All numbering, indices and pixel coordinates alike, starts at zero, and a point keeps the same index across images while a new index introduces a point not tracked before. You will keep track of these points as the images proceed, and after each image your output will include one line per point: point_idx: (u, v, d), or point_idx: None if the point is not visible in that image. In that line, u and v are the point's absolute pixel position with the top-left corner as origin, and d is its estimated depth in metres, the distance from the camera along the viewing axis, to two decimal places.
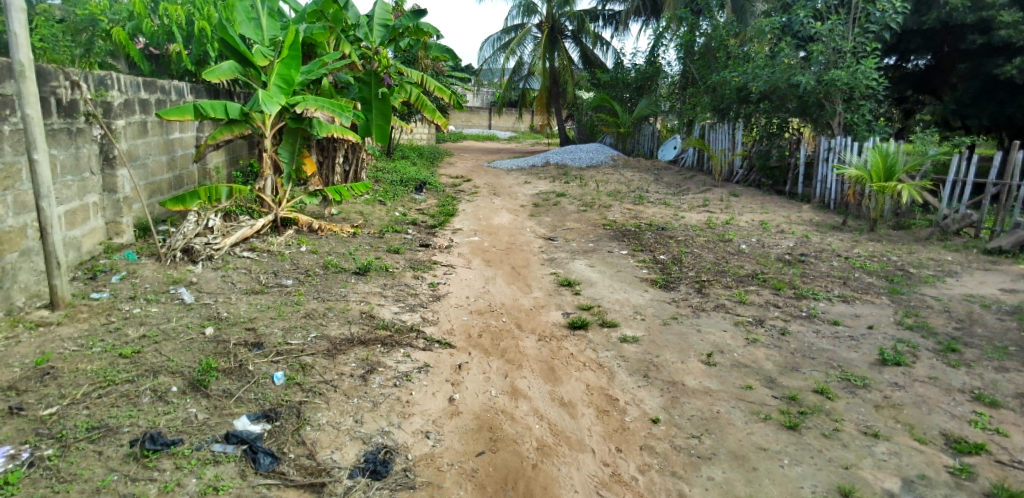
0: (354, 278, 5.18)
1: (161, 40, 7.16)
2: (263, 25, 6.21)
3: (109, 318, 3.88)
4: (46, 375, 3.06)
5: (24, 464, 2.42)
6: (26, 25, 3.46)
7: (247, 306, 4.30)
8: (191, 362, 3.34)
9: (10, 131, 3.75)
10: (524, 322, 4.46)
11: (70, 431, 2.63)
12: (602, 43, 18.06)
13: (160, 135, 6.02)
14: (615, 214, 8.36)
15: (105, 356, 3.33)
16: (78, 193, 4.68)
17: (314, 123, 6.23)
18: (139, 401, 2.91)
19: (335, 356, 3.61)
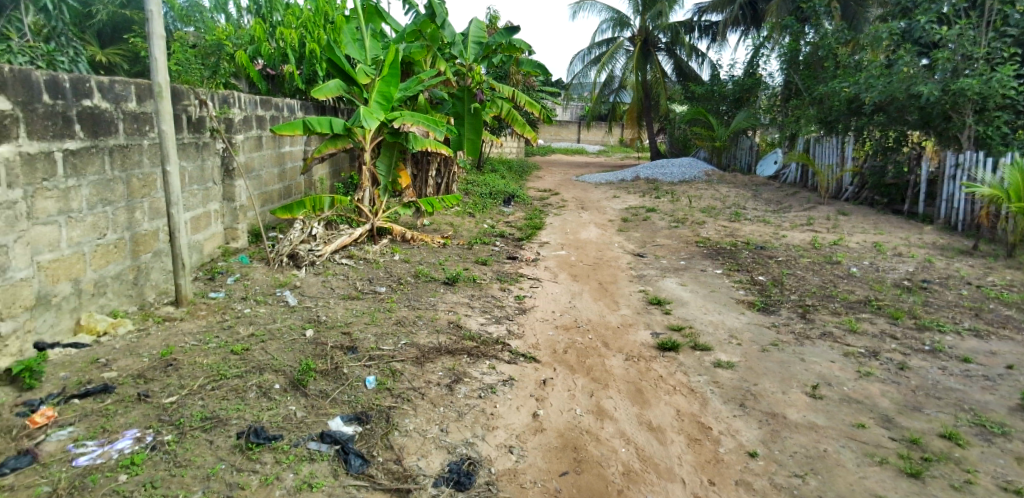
0: (443, 288, 5.30)
1: (276, 62, 7.71)
2: (366, 45, 6.54)
3: (223, 316, 4.19)
4: (169, 366, 3.33)
5: (148, 447, 2.61)
6: (165, 50, 3.82)
7: (343, 311, 4.51)
8: (292, 362, 3.53)
9: (149, 145, 4.15)
10: (611, 340, 4.35)
11: (187, 419, 2.83)
12: (698, 55, 17.55)
13: (273, 148, 6.47)
14: (709, 231, 8.03)
15: (218, 351, 3.58)
16: (202, 201, 5.12)
17: (410, 137, 6.46)
18: (246, 395, 3.11)
19: (423, 364, 3.69)
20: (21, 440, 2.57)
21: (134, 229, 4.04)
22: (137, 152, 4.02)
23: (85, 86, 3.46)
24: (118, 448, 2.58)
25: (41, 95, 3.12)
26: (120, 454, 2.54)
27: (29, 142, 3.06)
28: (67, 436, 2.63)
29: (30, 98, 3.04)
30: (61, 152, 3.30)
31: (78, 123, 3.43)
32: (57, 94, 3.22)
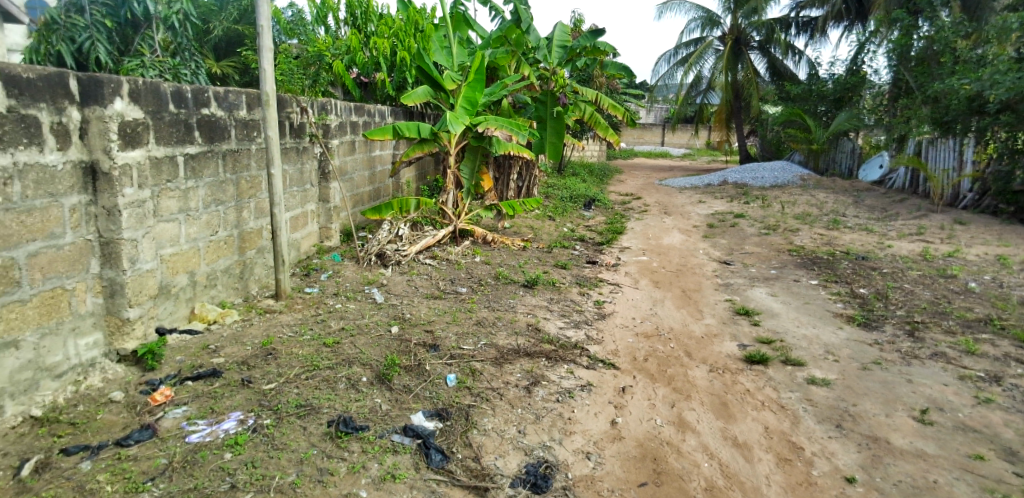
0: (523, 290, 5.34)
1: (370, 70, 8.09)
2: (453, 52, 6.73)
3: (317, 310, 4.44)
4: (269, 355, 3.58)
5: (249, 429, 2.81)
6: (273, 61, 4.11)
7: (426, 309, 4.65)
8: (379, 357, 3.69)
9: (256, 149, 4.48)
10: (694, 350, 4.22)
11: (284, 405, 3.02)
12: (794, 53, 16.66)
13: (364, 152, 6.78)
14: (803, 239, 7.60)
15: (312, 343, 3.81)
16: (300, 202, 5.45)
17: (493, 141, 6.56)
18: (336, 386, 3.28)
19: (502, 364, 3.74)
20: (143, 416, 2.83)
21: (241, 227, 4.38)
22: (246, 155, 4.34)
23: (204, 96, 3.77)
24: (224, 428, 2.79)
25: (168, 105, 3.43)
26: (226, 433, 2.76)
27: (157, 147, 3.35)
28: (182, 414, 2.88)
29: (159, 107, 3.34)
30: (182, 156, 3.62)
31: (197, 130, 3.75)
32: (181, 103, 3.54)
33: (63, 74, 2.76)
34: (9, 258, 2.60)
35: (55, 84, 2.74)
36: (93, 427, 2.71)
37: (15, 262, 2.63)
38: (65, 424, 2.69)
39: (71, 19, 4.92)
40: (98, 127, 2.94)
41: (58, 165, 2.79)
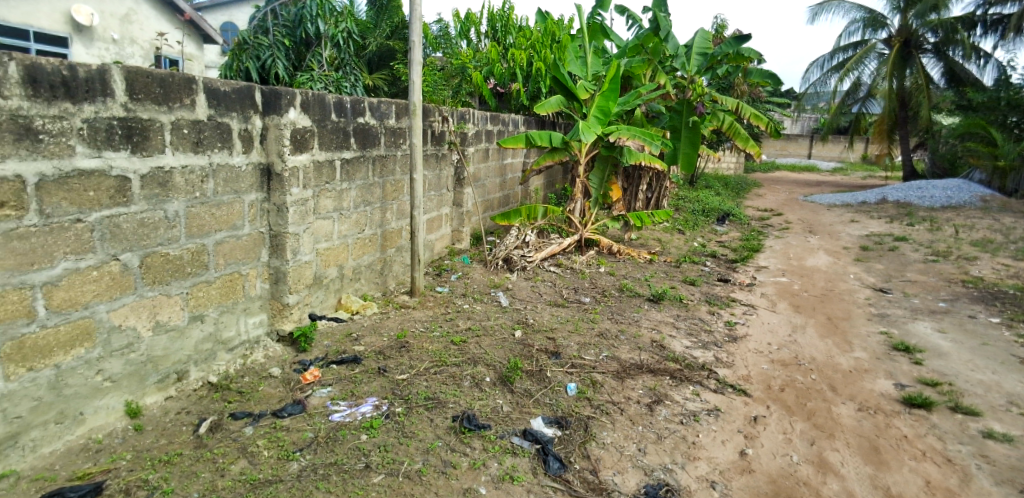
0: (648, 304, 5.21)
1: (506, 80, 8.33)
2: (588, 62, 6.74)
3: (446, 309, 4.67)
4: (402, 347, 3.82)
5: (383, 414, 3.02)
6: (422, 74, 4.40)
7: (549, 316, 4.70)
8: (502, 359, 3.79)
9: (402, 155, 4.81)
10: (839, 385, 3.85)
11: (414, 396, 3.21)
12: (979, 55, 14.64)
13: (497, 160, 7.02)
14: (982, 270, 6.63)
15: (441, 340, 4.01)
16: (437, 205, 5.76)
17: (624, 151, 6.48)
18: (462, 383, 3.42)
19: (624, 379, 3.67)
20: (296, 392, 3.16)
21: (384, 227, 4.72)
22: (392, 161, 4.68)
23: (360, 106, 4.13)
24: (361, 411, 3.03)
25: (331, 114, 3.80)
26: (363, 416, 2.99)
27: (320, 152, 3.72)
28: (327, 394, 3.16)
29: (323, 116, 3.71)
30: (340, 161, 3.99)
31: (353, 137, 4.10)
32: (341, 113, 3.90)
33: (251, 87, 3.16)
34: (201, 244, 2.99)
35: (244, 96, 3.14)
36: (255, 397, 3.06)
37: (205, 248, 3.02)
38: (234, 392, 3.07)
39: (258, 39, 5.62)
40: (275, 134, 3.32)
41: (242, 166, 3.19)
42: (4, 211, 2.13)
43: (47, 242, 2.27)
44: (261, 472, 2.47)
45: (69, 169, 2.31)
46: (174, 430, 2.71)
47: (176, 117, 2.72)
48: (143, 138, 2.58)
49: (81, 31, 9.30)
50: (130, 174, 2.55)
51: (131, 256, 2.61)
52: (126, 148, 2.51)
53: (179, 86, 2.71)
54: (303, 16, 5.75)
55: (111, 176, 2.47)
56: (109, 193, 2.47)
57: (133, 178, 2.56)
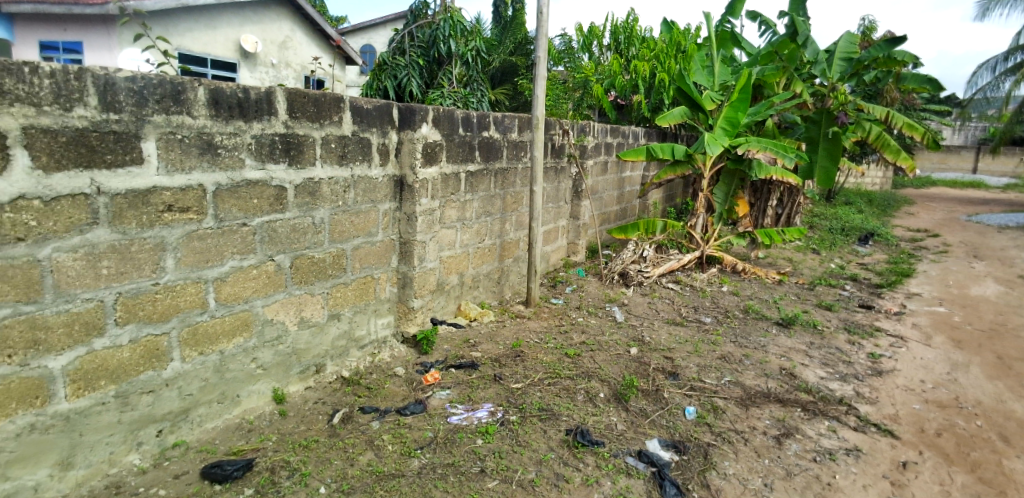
0: (776, 329, 4.87)
1: (628, 93, 8.22)
2: (715, 72, 6.47)
3: (560, 321, 4.68)
4: (517, 356, 3.88)
5: (498, 421, 3.09)
6: (545, 88, 4.47)
7: (667, 335, 4.54)
8: (617, 376, 3.72)
9: (522, 168, 4.90)
10: (1011, 436, 3.34)
11: (528, 406, 3.25)
12: None
13: (616, 174, 6.94)
14: None
15: (555, 352, 4.03)
16: (555, 218, 5.80)
17: (754, 165, 6.12)
18: (575, 397, 3.41)
19: (749, 407, 3.45)
20: (418, 392, 3.32)
21: (503, 237, 4.85)
22: (514, 174, 4.80)
23: (486, 121, 4.28)
24: (477, 416, 3.12)
25: (458, 129, 3.97)
26: (479, 421, 3.07)
27: (447, 164, 3.90)
28: (446, 397, 3.30)
29: (452, 130, 3.89)
30: (464, 174, 4.16)
31: (477, 150, 4.26)
32: (468, 127, 4.07)
33: (389, 105, 3.40)
34: (341, 249, 3.25)
35: (383, 113, 3.38)
36: (381, 394, 3.26)
37: (344, 253, 3.28)
38: (363, 387, 3.30)
39: (396, 60, 6.03)
40: (409, 148, 3.54)
41: (379, 178, 3.44)
42: (188, 214, 2.44)
43: (219, 243, 2.58)
44: (385, 465, 2.62)
45: (239, 179, 2.62)
46: (311, 417, 2.96)
47: (325, 133, 2.99)
48: (298, 152, 2.86)
49: (247, 57, 10.53)
50: (287, 184, 2.84)
51: (283, 257, 2.90)
52: (284, 161, 2.80)
53: (330, 105, 2.98)
54: (437, 37, 6.00)
55: (271, 186, 2.77)
56: (269, 201, 2.77)
57: (289, 187, 2.86)
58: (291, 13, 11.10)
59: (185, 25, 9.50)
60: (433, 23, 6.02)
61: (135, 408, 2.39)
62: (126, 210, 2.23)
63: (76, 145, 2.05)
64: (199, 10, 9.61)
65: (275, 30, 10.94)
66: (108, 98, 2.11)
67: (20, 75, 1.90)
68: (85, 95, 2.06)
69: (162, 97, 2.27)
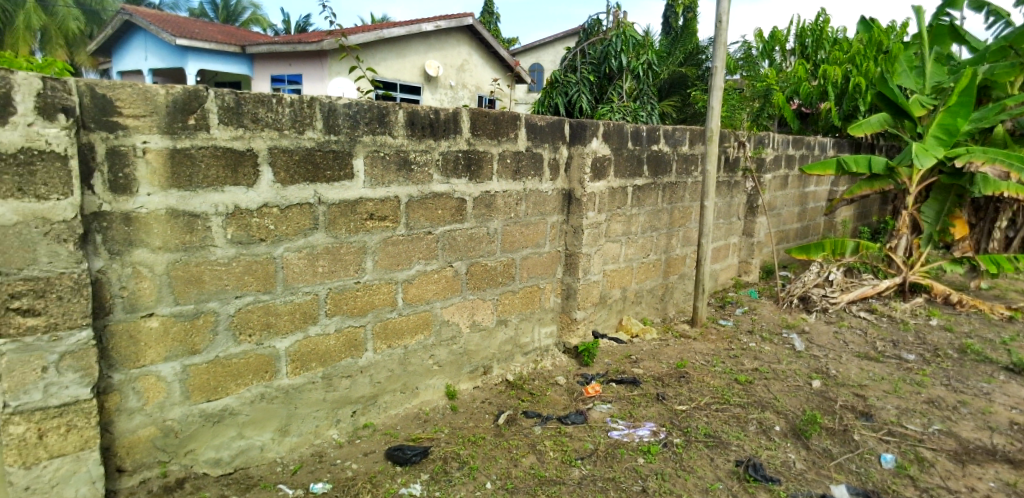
0: (1004, 374, 4.09)
1: (814, 100, 7.55)
2: (927, 72, 5.69)
3: (730, 345, 4.41)
4: (682, 377, 3.75)
5: (661, 442, 3.01)
6: (722, 99, 4.29)
7: (858, 370, 4.06)
8: (797, 409, 3.42)
9: (692, 182, 4.74)
10: None
11: (694, 430, 3.12)
12: None
13: (798, 188, 6.40)
14: None
15: (724, 376, 3.81)
16: (726, 234, 5.49)
17: (977, 180, 5.23)
18: (747, 426, 3.20)
19: (965, 464, 2.95)
20: (578, 403, 3.36)
21: (669, 253, 4.72)
22: (683, 188, 4.66)
23: (656, 134, 4.22)
24: (640, 434, 3.06)
25: (628, 143, 3.97)
26: (641, 439, 3.02)
27: (615, 178, 3.93)
28: (607, 411, 3.29)
29: (621, 144, 3.90)
30: (632, 188, 4.14)
31: (646, 164, 4.21)
32: (637, 141, 4.04)
33: (562, 121, 3.51)
34: (511, 258, 3.42)
35: (555, 129, 3.49)
36: (544, 400, 3.35)
37: (514, 262, 3.44)
38: (527, 393, 3.42)
39: (567, 78, 6.20)
40: (578, 162, 3.62)
41: (549, 191, 3.56)
42: (386, 222, 2.75)
43: (408, 248, 2.87)
44: (547, 470, 2.70)
45: (428, 192, 2.89)
46: (479, 415, 3.15)
47: (502, 149, 3.19)
48: (478, 168, 3.08)
49: (429, 80, 11.54)
50: (467, 197, 3.08)
51: (461, 264, 3.14)
52: (466, 176, 3.04)
53: (507, 123, 3.17)
54: (608, 53, 6.06)
55: (453, 198, 3.01)
56: (451, 212, 3.02)
57: (468, 200, 3.09)
58: (469, 37, 11.92)
59: (381, 55, 10.60)
60: (605, 40, 6.13)
61: (337, 389, 2.74)
62: (339, 218, 2.57)
63: (304, 163, 2.42)
64: (393, 41, 10.70)
65: (455, 54, 11.81)
66: (330, 122, 2.46)
67: (269, 105, 2.29)
68: (314, 121, 2.42)
69: (370, 121, 2.59)
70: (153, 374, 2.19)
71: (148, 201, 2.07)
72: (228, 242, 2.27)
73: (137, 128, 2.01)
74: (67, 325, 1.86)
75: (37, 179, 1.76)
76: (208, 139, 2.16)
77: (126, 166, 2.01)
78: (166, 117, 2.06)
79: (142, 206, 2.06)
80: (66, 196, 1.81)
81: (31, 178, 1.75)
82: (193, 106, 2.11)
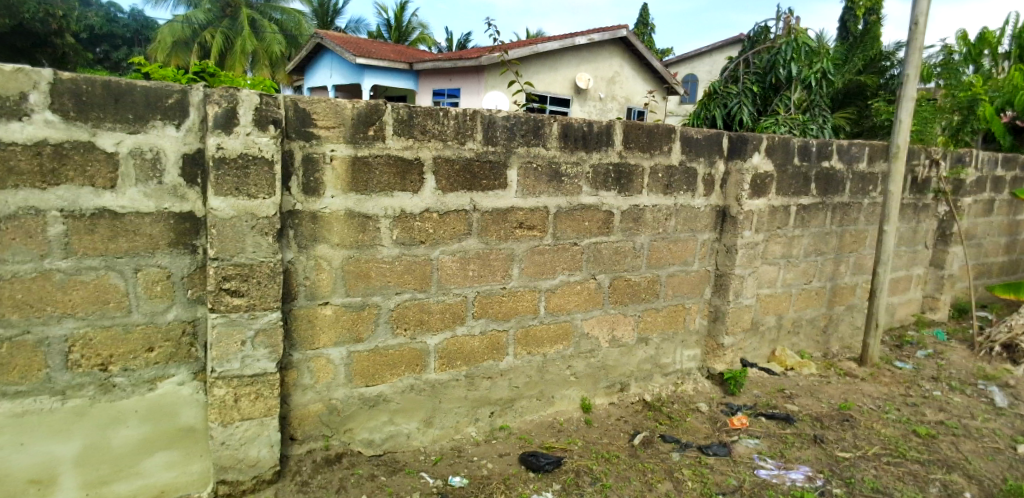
0: None
1: None
2: None
3: (907, 391, 3.88)
4: (846, 421, 3.37)
5: (817, 489, 2.73)
6: (913, 111, 3.81)
7: None
8: (994, 476, 2.91)
9: (869, 204, 4.27)
10: None
11: (859, 482, 2.78)
12: None
13: (1007, 215, 5.46)
14: None
15: (899, 426, 3.36)
16: (908, 264, 4.85)
17: None
18: (927, 487, 2.78)
19: None
20: (722, 433, 3.16)
21: (836, 281, 4.29)
22: (857, 210, 4.21)
23: (827, 149, 3.87)
24: (792, 477, 2.80)
25: (794, 159, 3.68)
26: (793, 483, 2.76)
27: (777, 197, 3.66)
28: (755, 446, 3.06)
29: (786, 160, 3.63)
30: (796, 207, 3.82)
31: (814, 182, 3.87)
32: (805, 157, 3.73)
33: (721, 134, 3.35)
34: (656, 275, 3.33)
35: (713, 142, 3.34)
36: (683, 426, 3.20)
37: (659, 279, 3.34)
38: (665, 415, 3.29)
39: (727, 89, 5.90)
40: (736, 178, 3.43)
41: (701, 207, 3.41)
42: (533, 231, 2.82)
43: (554, 258, 2.92)
44: None
45: (577, 204, 2.92)
46: (614, 433, 3.09)
47: (655, 162, 3.13)
48: (628, 181, 3.05)
49: (579, 93, 11.63)
50: (615, 210, 3.05)
51: (604, 277, 3.12)
52: (615, 189, 3.02)
53: (662, 136, 3.10)
54: (775, 62, 5.63)
55: (601, 210, 3.01)
56: (598, 225, 3.02)
57: (616, 213, 3.06)
58: (621, 49, 11.83)
59: (535, 68, 10.91)
60: (773, 48, 5.72)
61: (478, 389, 2.86)
62: (491, 225, 2.69)
63: (464, 172, 2.57)
64: (547, 55, 10.97)
65: (606, 67, 11.83)
66: (489, 133, 2.59)
67: (437, 117, 2.46)
68: (474, 132, 2.56)
69: (525, 133, 2.69)
70: (324, 357, 2.45)
71: (331, 202, 2.32)
72: (393, 243, 2.48)
73: (328, 138, 2.27)
74: (262, 306, 2.16)
75: (249, 181, 2.06)
76: (383, 149, 2.38)
77: (316, 171, 2.27)
78: (351, 128, 2.30)
79: (326, 206, 2.32)
80: (270, 196, 2.10)
81: (246, 180, 2.05)
82: (373, 119, 2.34)
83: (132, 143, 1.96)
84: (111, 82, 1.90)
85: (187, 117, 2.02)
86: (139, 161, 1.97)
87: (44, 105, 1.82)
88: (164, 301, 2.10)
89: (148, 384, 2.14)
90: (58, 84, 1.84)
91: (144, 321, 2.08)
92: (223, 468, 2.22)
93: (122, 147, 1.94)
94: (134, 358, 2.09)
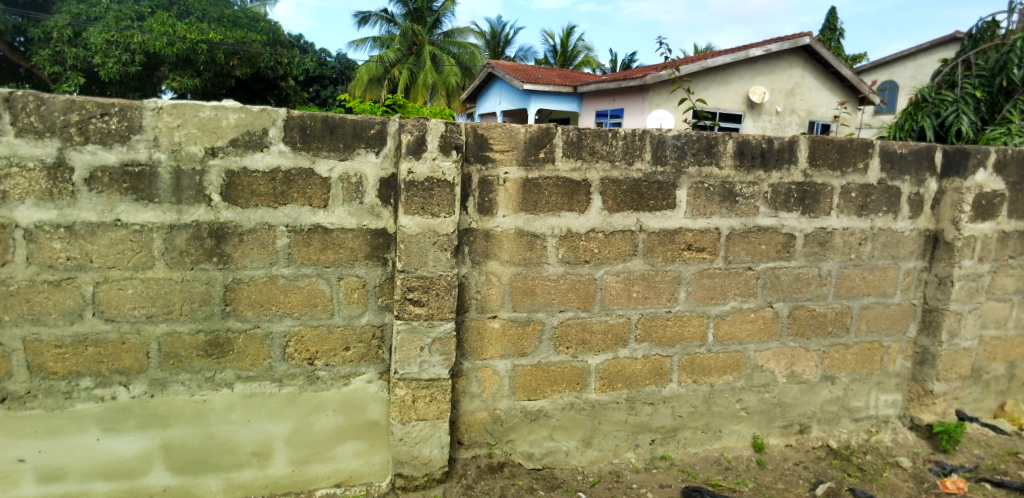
0: None
1: None
2: None
3: None
4: None
5: None
6: None
7: None
8: None
9: None
10: None
11: None
12: None
13: None
14: None
15: None
16: None
17: None
18: None
19: None
20: None
21: None
22: None
23: None
24: None
25: None
26: None
27: (1008, 220, 3.08)
28: None
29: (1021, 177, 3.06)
30: None
31: None
32: None
33: (933, 147, 2.93)
34: (847, 306, 2.98)
35: (922, 157, 2.93)
36: (879, 481, 2.80)
37: (850, 310, 2.99)
38: (855, 466, 2.90)
39: (940, 95, 5.12)
40: (952, 199, 2.96)
41: (906, 231, 2.99)
42: (703, 254, 2.71)
43: (724, 283, 2.76)
44: None
45: (752, 225, 2.74)
46: (792, 478, 2.80)
47: (847, 181, 2.83)
48: (813, 201, 2.79)
49: (754, 107, 10.93)
50: (797, 233, 2.81)
51: (783, 305, 2.87)
52: (798, 210, 2.78)
53: (855, 151, 2.80)
54: (1007, 61, 4.77)
55: (781, 233, 2.79)
56: (778, 248, 2.80)
57: (798, 236, 2.81)
58: (804, 59, 10.98)
59: (704, 84, 10.49)
60: (1003, 45, 4.86)
61: (639, 414, 2.79)
62: (657, 246, 2.64)
63: (631, 192, 2.56)
64: (718, 70, 10.48)
65: (786, 78, 10.98)
66: (658, 153, 2.55)
67: (606, 138, 2.49)
68: (642, 153, 2.54)
69: (697, 152, 2.60)
70: (490, 367, 2.58)
71: (503, 221, 2.45)
72: (558, 261, 2.54)
73: (502, 162, 2.41)
74: (439, 316, 2.34)
75: (433, 201, 2.26)
76: (552, 171, 2.46)
77: (491, 192, 2.42)
78: (523, 152, 2.42)
79: (499, 225, 2.45)
80: (450, 215, 2.28)
81: (431, 200, 2.26)
82: (544, 142, 2.43)
83: (342, 169, 2.26)
84: (329, 116, 2.22)
85: (385, 145, 2.29)
86: (346, 185, 2.27)
87: (279, 138, 2.18)
88: (359, 307, 2.38)
89: (343, 379, 2.42)
90: (290, 120, 2.19)
91: (343, 323, 2.37)
92: (400, 462, 2.43)
93: (334, 173, 2.25)
94: (334, 355, 2.39)
